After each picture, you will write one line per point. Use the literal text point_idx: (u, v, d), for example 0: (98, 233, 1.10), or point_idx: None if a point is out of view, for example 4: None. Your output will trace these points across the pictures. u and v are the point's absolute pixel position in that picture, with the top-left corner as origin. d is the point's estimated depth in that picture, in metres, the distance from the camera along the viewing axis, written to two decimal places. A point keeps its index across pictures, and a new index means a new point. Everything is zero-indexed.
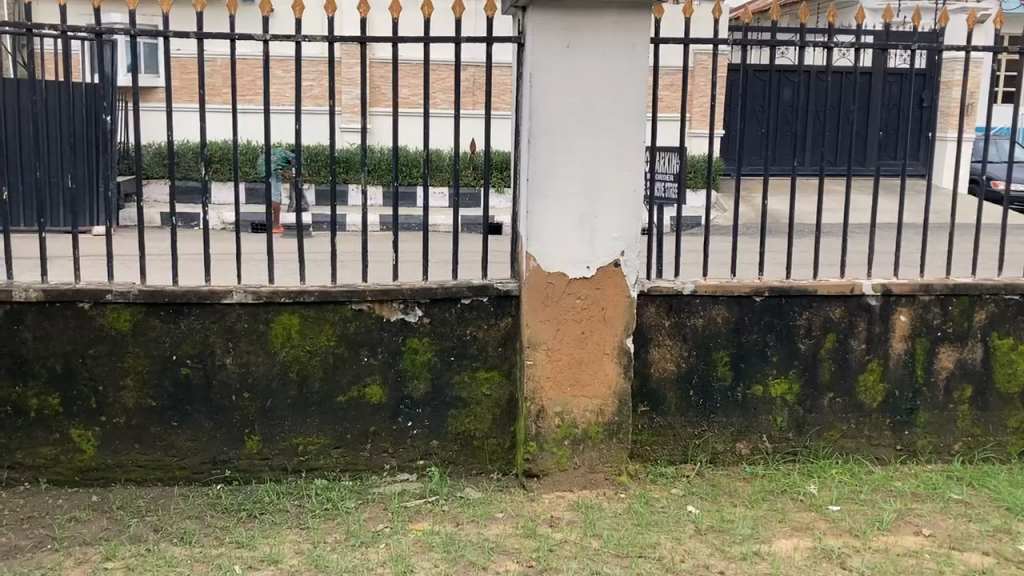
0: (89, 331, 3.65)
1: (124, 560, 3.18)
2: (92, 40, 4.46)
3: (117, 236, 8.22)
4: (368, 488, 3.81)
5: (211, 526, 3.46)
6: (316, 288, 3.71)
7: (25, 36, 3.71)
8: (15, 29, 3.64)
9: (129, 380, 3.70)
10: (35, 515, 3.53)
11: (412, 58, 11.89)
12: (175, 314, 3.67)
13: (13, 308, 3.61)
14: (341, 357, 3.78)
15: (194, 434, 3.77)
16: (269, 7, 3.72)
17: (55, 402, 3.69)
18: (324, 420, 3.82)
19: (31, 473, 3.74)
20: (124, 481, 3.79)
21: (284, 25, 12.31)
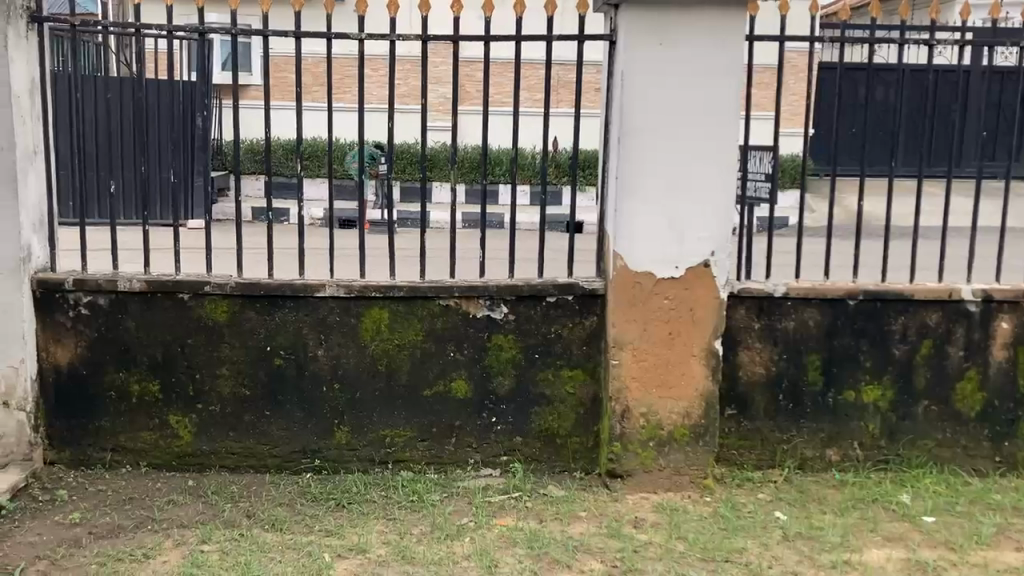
0: (188, 321, 3.78)
1: (219, 544, 3.29)
2: (194, 40, 4.59)
3: (215, 230, 8.49)
4: (452, 481, 3.85)
5: (301, 514, 3.55)
6: (405, 283, 3.76)
7: (132, 36, 3.86)
8: (124, 29, 3.79)
9: (225, 369, 3.82)
10: (136, 497, 3.67)
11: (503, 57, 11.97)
12: (270, 306, 3.77)
13: (118, 297, 3.75)
14: (428, 352, 3.83)
15: (286, 423, 3.87)
16: (364, 6, 3.77)
17: (156, 388, 3.83)
18: (410, 413, 3.88)
19: (132, 456, 3.89)
20: (218, 467, 3.90)
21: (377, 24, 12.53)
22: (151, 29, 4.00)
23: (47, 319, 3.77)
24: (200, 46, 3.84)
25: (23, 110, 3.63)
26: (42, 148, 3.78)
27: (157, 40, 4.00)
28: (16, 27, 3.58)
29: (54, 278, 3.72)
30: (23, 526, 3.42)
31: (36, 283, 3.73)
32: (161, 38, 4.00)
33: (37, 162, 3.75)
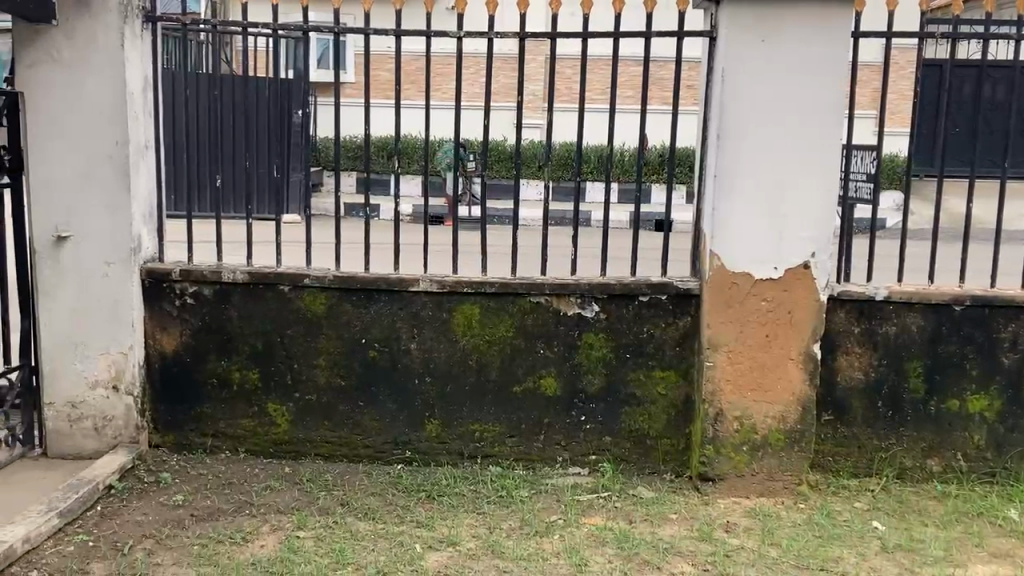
0: (287, 312, 3.88)
1: (314, 530, 3.37)
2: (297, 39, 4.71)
3: (315, 224, 8.71)
4: (541, 478, 3.85)
5: (393, 504, 3.60)
6: (497, 279, 3.78)
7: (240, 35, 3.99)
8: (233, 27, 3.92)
9: (321, 360, 3.91)
10: (235, 482, 3.79)
11: (601, 55, 11.92)
12: (366, 299, 3.84)
13: (221, 288, 3.87)
14: (519, 349, 3.84)
15: (379, 414, 3.94)
16: (464, 5, 3.79)
17: (255, 376, 3.94)
18: (501, 409, 3.90)
19: (231, 442, 4.01)
20: (313, 456, 3.99)
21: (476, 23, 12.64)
22: (257, 29, 4.14)
23: (155, 308, 3.91)
24: (303, 46, 3.90)
25: (137, 106, 3.78)
26: (153, 143, 3.92)
27: (263, 39, 4.13)
28: (133, 26, 3.73)
29: (163, 269, 3.87)
30: (131, 505, 3.57)
31: (145, 273, 3.88)
32: (267, 37, 4.12)
33: (148, 156, 3.90)
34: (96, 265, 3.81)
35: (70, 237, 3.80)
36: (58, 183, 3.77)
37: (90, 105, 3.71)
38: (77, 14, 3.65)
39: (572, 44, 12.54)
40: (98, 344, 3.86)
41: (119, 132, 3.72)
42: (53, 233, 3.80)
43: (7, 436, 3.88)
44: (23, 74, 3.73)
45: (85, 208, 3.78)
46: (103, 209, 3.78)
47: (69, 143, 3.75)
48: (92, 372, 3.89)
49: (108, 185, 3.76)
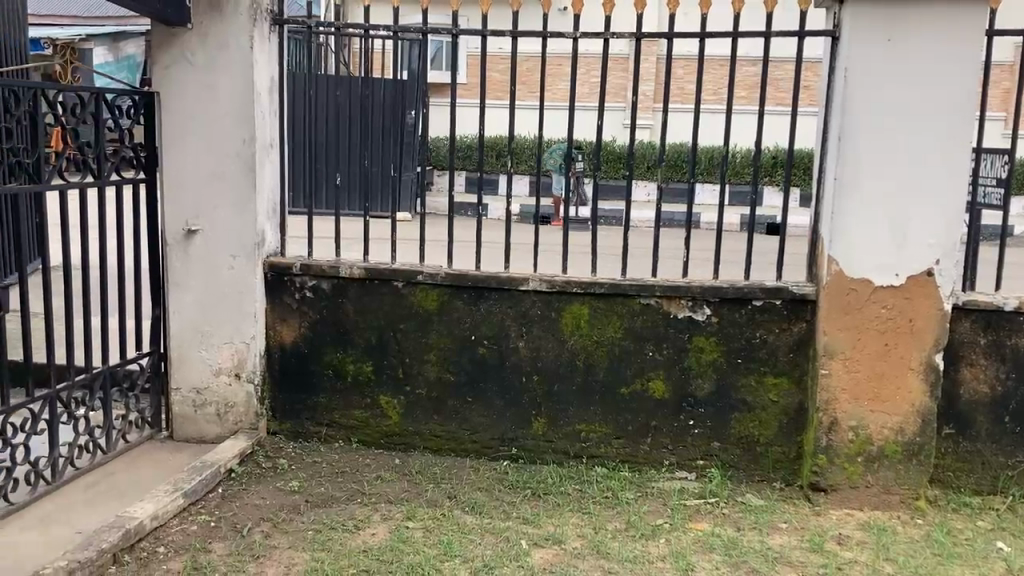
0: (400, 307, 3.97)
1: (422, 522, 3.44)
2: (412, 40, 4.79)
3: (430, 222, 8.90)
4: (648, 481, 3.83)
5: (499, 500, 3.64)
6: (607, 280, 3.78)
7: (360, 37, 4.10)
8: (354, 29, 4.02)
9: (432, 355, 3.98)
10: (347, 471, 3.90)
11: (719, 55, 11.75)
12: (476, 297, 3.90)
13: (338, 282, 4.00)
14: (628, 351, 3.83)
15: (487, 410, 3.99)
16: (581, 6, 3.77)
17: (368, 368, 4.05)
18: (608, 410, 3.90)
19: (345, 432, 4.14)
20: (422, 449, 4.08)
21: (592, 24, 12.64)
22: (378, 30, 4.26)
23: (276, 300, 4.07)
24: (420, 48, 3.98)
25: (264, 106, 3.93)
26: (278, 141, 4.08)
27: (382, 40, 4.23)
28: (261, 28, 3.88)
29: (284, 263, 4.01)
30: (250, 489, 3.73)
31: (267, 267, 4.04)
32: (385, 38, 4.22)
33: (273, 154, 4.06)
34: (223, 259, 3.99)
35: (199, 231, 3.99)
36: (189, 180, 3.96)
37: (220, 105, 3.88)
38: (209, 18, 3.82)
39: (690, 44, 12.40)
40: (222, 335, 4.04)
41: (246, 130, 3.87)
42: (183, 227, 4.00)
43: (137, 418, 4.11)
44: (159, 75, 3.93)
45: (213, 203, 3.96)
46: (230, 205, 3.95)
47: (200, 141, 3.93)
48: (216, 361, 4.07)
49: (235, 181, 3.92)
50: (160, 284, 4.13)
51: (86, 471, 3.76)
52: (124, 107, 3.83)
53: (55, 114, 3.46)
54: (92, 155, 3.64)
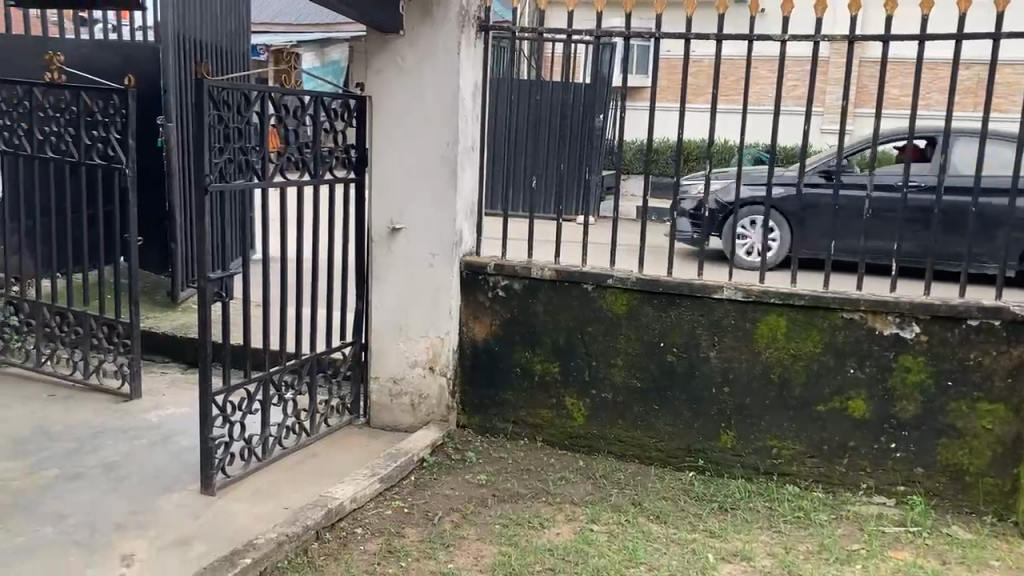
0: (591, 309, 3.99)
1: (607, 525, 3.45)
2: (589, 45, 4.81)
3: (619, 226, 8.92)
4: (842, 503, 3.66)
5: (685, 511, 3.59)
6: (806, 292, 3.65)
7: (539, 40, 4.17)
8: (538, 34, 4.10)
9: (620, 360, 3.98)
10: (533, 469, 3.96)
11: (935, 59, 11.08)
12: (667, 303, 3.86)
13: (531, 282, 4.07)
14: (826, 366, 3.68)
15: (673, 418, 3.94)
16: (791, 6, 3.50)
17: (556, 369, 4.10)
18: (801, 426, 3.76)
19: (531, 430, 4.20)
20: (606, 453, 4.08)
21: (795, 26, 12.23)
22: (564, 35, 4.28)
23: (470, 298, 4.20)
24: (621, 52, 3.96)
25: (467, 110, 4.06)
26: (478, 144, 4.20)
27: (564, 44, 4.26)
28: (468, 34, 4.00)
29: (480, 262, 4.14)
30: (440, 480, 3.86)
31: (464, 266, 4.17)
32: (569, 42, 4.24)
33: (474, 156, 4.19)
34: (423, 256, 4.15)
35: (402, 229, 4.17)
36: (396, 179, 4.14)
37: (426, 108, 4.03)
38: (420, 24, 3.98)
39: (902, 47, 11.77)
40: (419, 329, 4.20)
41: (450, 134, 4.01)
42: (388, 225, 4.19)
43: (338, 403, 4.36)
44: (372, 79, 4.13)
45: (416, 203, 4.13)
46: (432, 204, 4.10)
47: (407, 143, 4.10)
48: (412, 353, 4.24)
49: (438, 183, 4.07)
50: (365, 278, 4.34)
51: (293, 450, 4.02)
52: (338, 109, 4.05)
53: (277, 116, 3.71)
54: (308, 155, 3.89)
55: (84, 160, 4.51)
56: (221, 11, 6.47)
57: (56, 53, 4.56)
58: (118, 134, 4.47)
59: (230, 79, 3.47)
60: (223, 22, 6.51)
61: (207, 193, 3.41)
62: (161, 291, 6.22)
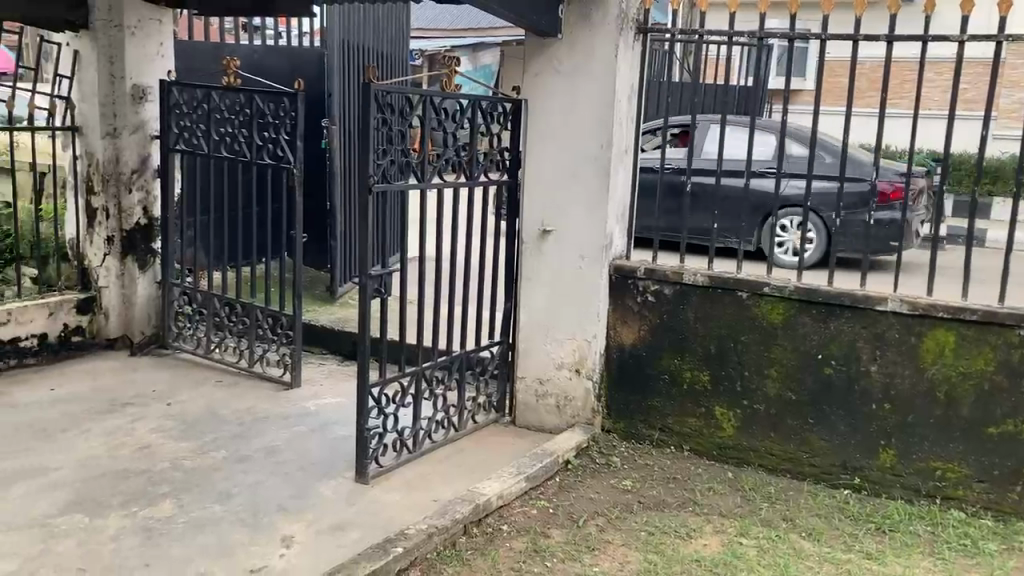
0: (746, 317, 3.90)
1: (756, 540, 3.35)
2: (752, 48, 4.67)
3: None
4: (1013, 533, 3.44)
5: (839, 530, 3.46)
6: (979, 307, 3.46)
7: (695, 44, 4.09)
8: (689, 37, 4.04)
9: (773, 371, 3.87)
10: (680, 478, 3.91)
11: None
12: (827, 314, 3.72)
13: (683, 288, 4.01)
14: (999, 387, 3.46)
15: (828, 434, 3.80)
16: (970, 6, 3.27)
17: (705, 378, 4.02)
18: (970, 448, 3.55)
19: (678, 438, 4.14)
20: (756, 465, 3.98)
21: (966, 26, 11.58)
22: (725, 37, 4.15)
23: (620, 303, 4.17)
24: (787, 54, 3.81)
25: (623, 113, 4.04)
26: (632, 148, 4.18)
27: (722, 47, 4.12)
28: (627, 37, 3.98)
29: (630, 266, 4.12)
30: (585, 483, 3.86)
31: (613, 270, 4.16)
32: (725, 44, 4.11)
33: (627, 159, 4.17)
34: (572, 258, 4.16)
35: (553, 231, 4.19)
36: (549, 182, 4.17)
37: (582, 112, 4.04)
38: (580, 29, 3.99)
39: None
40: (566, 331, 4.22)
41: (604, 136, 4.00)
42: (540, 226, 4.23)
43: (485, 401, 4.43)
44: (530, 82, 4.17)
45: (568, 205, 4.14)
46: (584, 206, 4.10)
47: (561, 145, 4.12)
48: (559, 354, 4.25)
49: (590, 185, 4.07)
50: (515, 279, 4.39)
51: (441, 445, 4.12)
52: (495, 112, 4.11)
53: (438, 119, 3.81)
54: (466, 157, 3.97)
55: (256, 160, 4.77)
56: (382, 15, 6.68)
57: (233, 58, 4.86)
58: (287, 136, 4.70)
59: (396, 83, 3.58)
60: (385, 28, 6.75)
61: (370, 193, 3.53)
62: (321, 286, 6.51)
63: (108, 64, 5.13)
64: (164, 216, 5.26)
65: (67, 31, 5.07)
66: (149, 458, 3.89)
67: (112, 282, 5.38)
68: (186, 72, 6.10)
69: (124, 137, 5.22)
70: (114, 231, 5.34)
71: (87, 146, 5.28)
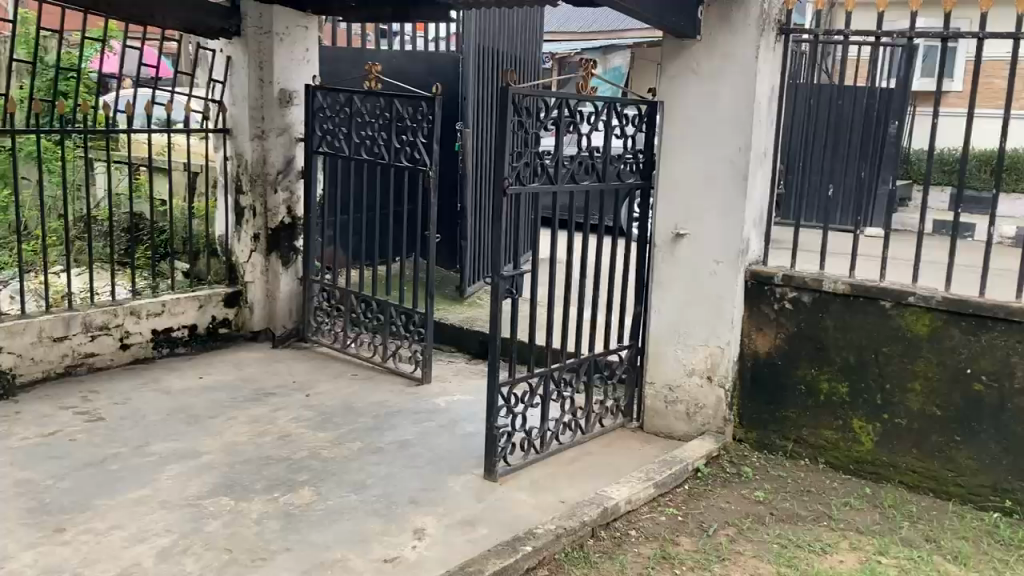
0: (889, 327, 3.75)
1: (896, 560, 3.22)
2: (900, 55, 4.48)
3: (906, 238, 8.33)
4: None
5: (988, 554, 3.28)
6: None
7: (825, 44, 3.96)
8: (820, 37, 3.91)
9: (917, 384, 3.70)
10: (814, 491, 3.79)
11: None
12: (978, 326, 3.54)
13: (822, 296, 3.89)
14: None
15: (976, 453, 3.61)
16: None
17: (843, 389, 3.89)
18: None
19: (813, 451, 4.02)
20: (897, 482, 3.82)
21: None
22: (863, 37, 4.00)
23: (755, 309, 4.09)
24: (938, 55, 3.63)
25: (762, 115, 3.95)
26: (771, 151, 4.08)
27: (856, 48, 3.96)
28: (768, 38, 3.90)
29: (766, 272, 4.03)
30: (714, 491, 3.79)
31: (749, 275, 4.08)
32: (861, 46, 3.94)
33: (766, 162, 4.09)
34: (707, 262, 4.10)
35: (687, 235, 4.15)
36: (684, 185, 4.13)
37: (720, 114, 3.98)
38: (720, 30, 3.93)
39: None
40: (698, 337, 4.16)
41: (742, 139, 3.93)
42: (673, 230, 4.19)
43: (614, 405, 4.42)
44: (667, 84, 4.14)
45: (703, 209, 4.09)
46: (719, 210, 4.04)
47: (697, 148, 4.07)
48: (690, 360, 4.20)
49: (725, 189, 4.00)
50: (646, 282, 4.36)
51: (569, 446, 4.13)
52: (631, 115, 4.09)
53: (573, 121, 3.82)
54: (600, 159, 3.96)
55: (394, 162, 4.91)
56: (517, 21, 6.75)
57: (375, 63, 5.01)
58: (424, 139, 4.81)
59: (533, 86, 3.61)
60: (520, 34, 6.84)
61: (505, 195, 3.58)
62: (451, 286, 6.63)
63: (258, 69, 5.38)
64: (306, 215, 5.47)
65: (220, 37, 5.34)
66: (290, 446, 4.06)
67: (258, 276, 5.64)
68: (329, 77, 6.33)
69: (271, 139, 5.45)
70: (261, 229, 5.59)
71: (237, 147, 5.55)
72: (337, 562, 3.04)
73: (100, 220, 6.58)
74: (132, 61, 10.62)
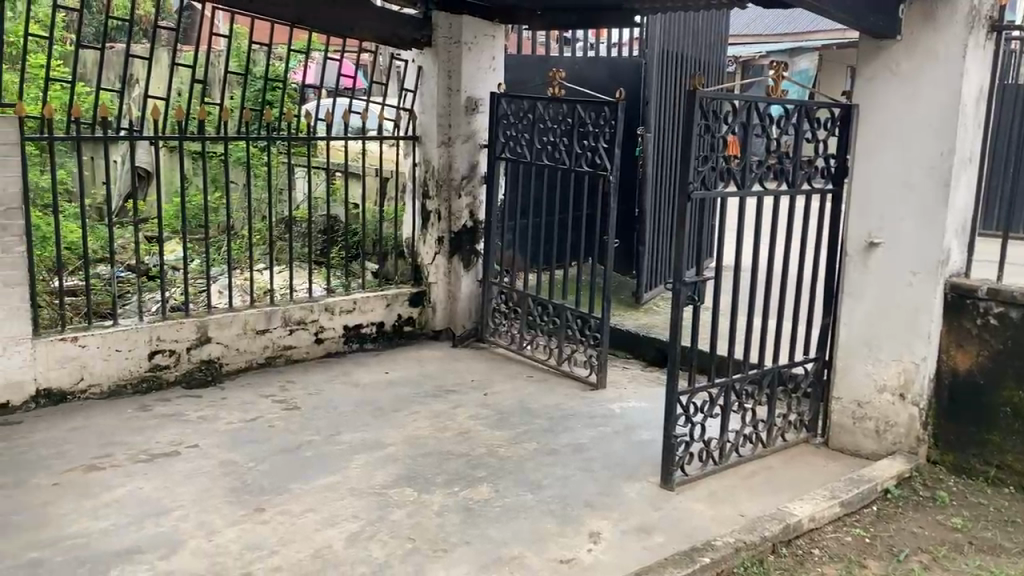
0: None
1: None
2: None
3: None
4: None
5: None
6: None
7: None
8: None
9: None
10: (1021, 522, 3.52)
11: None
12: None
13: None
14: None
15: None
16: None
17: None
18: None
19: (1019, 478, 3.75)
20: None
21: None
22: None
23: (955, 323, 3.86)
24: None
25: (968, 117, 3.72)
26: (976, 156, 3.84)
27: None
28: (977, 36, 3.68)
29: (968, 285, 3.79)
30: (906, 515, 3.60)
31: (948, 287, 3.85)
32: None
33: (971, 167, 3.85)
34: (901, 273, 3.89)
35: (880, 244, 3.95)
36: (879, 191, 3.93)
37: (920, 116, 3.77)
38: (922, 28, 3.73)
39: None
40: (890, 351, 3.95)
41: (944, 143, 3.71)
42: (866, 238, 3.99)
43: (797, 419, 4.27)
44: (863, 85, 3.96)
45: (899, 216, 3.88)
46: (917, 217, 3.83)
47: (895, 152, 3.87)
48: (881, 376, 3.98)
49: (925, 195, 3.79)
50: (835, 292, 4.18)
51: (749, 459, 4.03)
52: (824, 118, 3.94)
53: (762, 124, 3.73)
54: (790, 164, 3.84)
55: (575, 167, 4.97)
56: (701, 24, 6.66)
57: (558, 71, 5.14)
58: (606, 144, 4.82)
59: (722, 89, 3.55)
60: (704, 36, 6.74)
61: (688, 200, 3.54)
62: (627, 291, 6.62)
63: (446, 78, 5.57)
64: (488, 219, 5.62)
65: (413, 48, 5.56)
66: (469, 442, 4.18)
67: (441, 278, 5.85)
68: (513, 84, 6.48)
69: (457, 145, 5.65)
70: (445, 231, 5.79)
71: (425, 153, 5.77)
72: (514, 559, 3.10)
73: (299, 222, 7.04)
74: (330, 73, 11.30)
